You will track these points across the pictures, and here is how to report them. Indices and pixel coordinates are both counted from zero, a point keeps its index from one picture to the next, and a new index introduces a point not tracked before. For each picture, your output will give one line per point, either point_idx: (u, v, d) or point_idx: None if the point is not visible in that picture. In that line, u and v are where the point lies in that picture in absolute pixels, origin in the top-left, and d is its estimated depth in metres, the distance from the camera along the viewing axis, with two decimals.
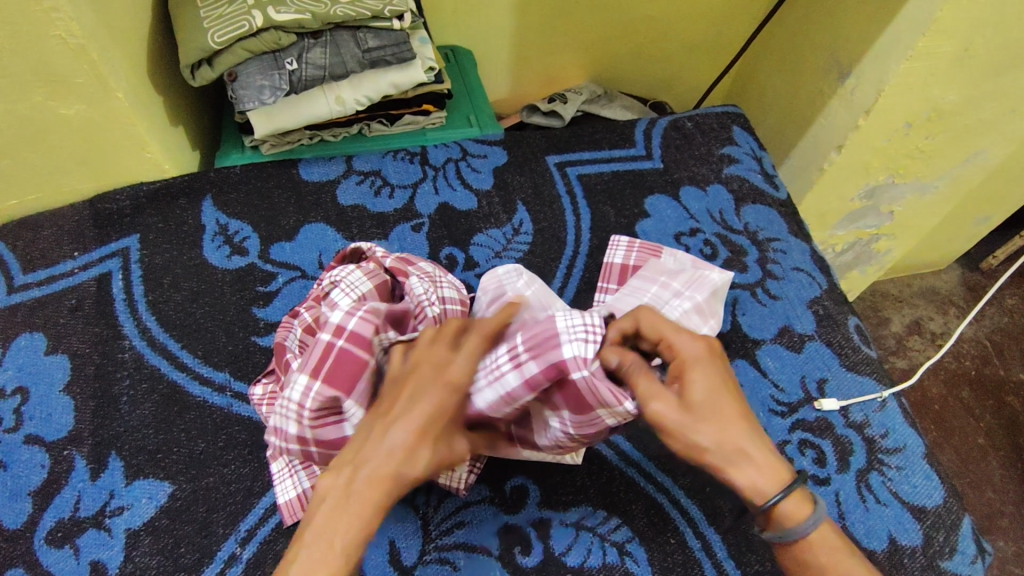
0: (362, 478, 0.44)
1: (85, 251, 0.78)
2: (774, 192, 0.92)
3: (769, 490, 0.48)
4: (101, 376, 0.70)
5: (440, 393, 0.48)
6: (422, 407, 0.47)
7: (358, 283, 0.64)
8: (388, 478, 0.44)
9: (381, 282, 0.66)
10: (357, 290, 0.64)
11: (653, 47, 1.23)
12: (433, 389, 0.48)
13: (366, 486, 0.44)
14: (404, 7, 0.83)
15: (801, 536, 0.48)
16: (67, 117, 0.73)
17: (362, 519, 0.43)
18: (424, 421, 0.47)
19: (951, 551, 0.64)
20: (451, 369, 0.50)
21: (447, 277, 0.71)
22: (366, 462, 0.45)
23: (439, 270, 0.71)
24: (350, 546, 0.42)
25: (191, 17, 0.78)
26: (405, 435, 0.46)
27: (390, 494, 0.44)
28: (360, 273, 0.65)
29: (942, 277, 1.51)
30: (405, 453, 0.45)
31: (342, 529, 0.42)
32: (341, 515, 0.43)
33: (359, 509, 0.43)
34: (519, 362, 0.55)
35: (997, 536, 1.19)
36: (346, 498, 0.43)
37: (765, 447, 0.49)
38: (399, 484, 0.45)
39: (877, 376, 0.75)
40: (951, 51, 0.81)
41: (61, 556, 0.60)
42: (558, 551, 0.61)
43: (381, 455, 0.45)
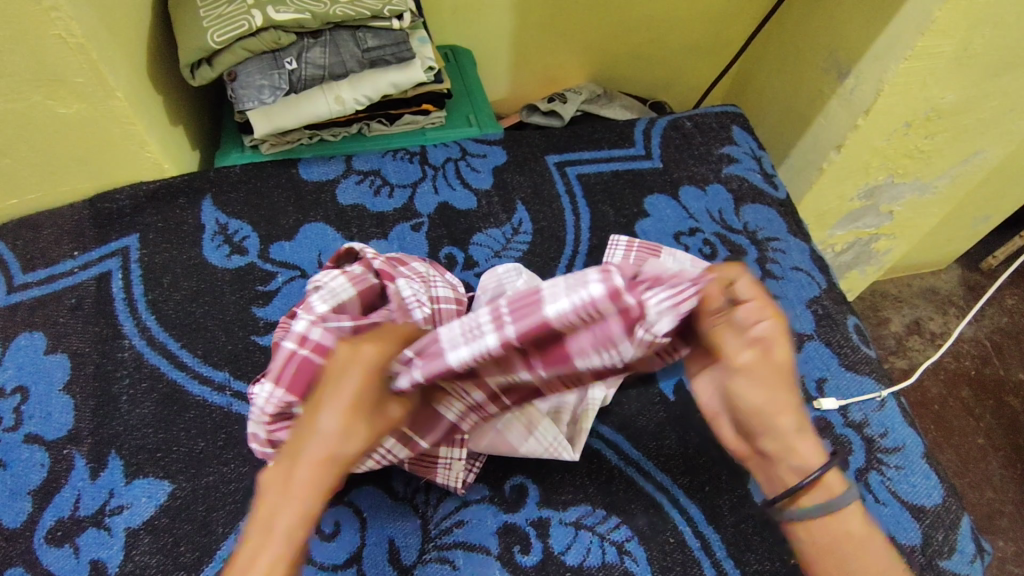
0: (299, 468, 0.42)
1: (85, 250, 0.78)
2: (773, 192, 0.92)
3: (816, 463, 0.52)
4: (101, 375, 0.70)
5: (364, 369, 0.45)
6: (347, 387, 0.44)
7: (341, 288, 0.61)
8: (323, 463, 0.42)
9: (365, 287, 0.63)
10: (336, 296, 0.60)
11: (653, 46, 1.23)
12: (358, 365, 0.45)
13: (304, 475, 0.42)
14: (404, 7, 0.83)
15: (843, 506, 0.50)
16: (67, 117, 0.73)
17: (302, 505, 0.41)
18: (350, 401, 0.44)
19: (950, 550, 0.65)
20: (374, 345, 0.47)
21: (440, 277, 0.71)
22: (301, 451, 0.43)
23: (429, 271, 0.70)
24: (292, 535, 0.40)
25: (191, 17, 0.78)
26: (335, 418, 0.43)
27: (328, 477, 0.43)
28: (343, 278, 0.62)
29: (942, 277, 1.51)
30: (339, 435, 0.43)
31: (279, 517, 0.40)
32: (281, 508, 0.41)
33: (299, 495, 0.41)
34: (499, 322, 0.46)
35: (997, 536, 1.19)
36: (285, 489, 0.41)
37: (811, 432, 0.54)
38: (337, 466, 0.43)
39: (876, 375, 0.76)
40: (950, 50, 0.81)
41: (61, 554, 0.60)
42: (558, 550, 0.61)
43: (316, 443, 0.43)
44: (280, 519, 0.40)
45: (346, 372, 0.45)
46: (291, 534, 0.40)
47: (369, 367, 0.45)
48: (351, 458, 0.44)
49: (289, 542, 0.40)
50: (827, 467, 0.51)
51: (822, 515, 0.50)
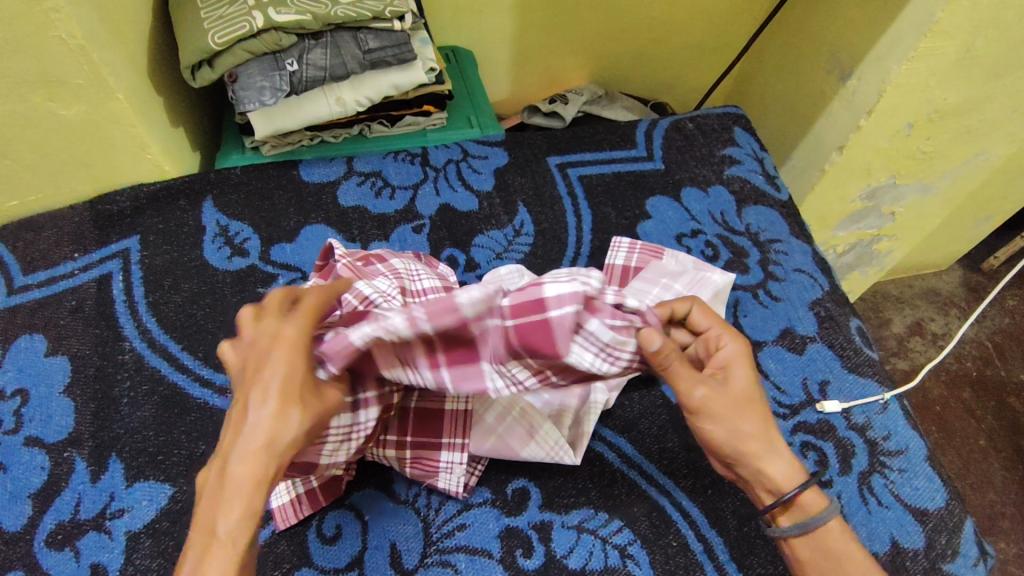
0: (233, 465, 0.40)
1: (85, 251, 0.78)
2: (775, 193, 0.92)
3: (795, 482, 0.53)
4: (101, 377, 0.69)
5: (287, 354, 0.44)
6: (276, 370, 0.43)
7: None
8: (255, 458, 0.40)
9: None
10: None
11: (654, 47, 1.23)
12: (283, 350, 0.44)
13: (238, 474, 0.40)
14: (405, 7, 0.83)
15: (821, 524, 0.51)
16: (68, 118, 0.73)
17: (249, 494, 0.40)
18: (276, 385, 0.43)
19: (953, 553, 0.64)
20: (287, 331, 0.45)
21: (422, 270, 0.72)
22: (233, 448, 0.41)
23: (409, 266, 0.71)
24: (237, 536, 0.38)
25: (192, 18, 0.78)
26: (263, 411, 0.42)
27: (268, 466, 0.41)
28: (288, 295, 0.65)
29: (944, 278, 1.51)
30: (272, 420, 0.42)
31: (231, 510, 0.39)
32: (221, 511, 0.39)
33: (237, 492, 0.39)
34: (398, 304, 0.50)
35: (998, 537, 1.19)
36: (219, 489, 0.40)
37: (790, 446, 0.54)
38: (275, 456, 0.41)
39: (878, 378, 0.75)
40: (953, 51, 0.81)
41: (61, 558, 0.59)
42: (560, 553, 0.61)
43: (245, 437, 0.41)
44: (223, 523, 0.38)
45: (272, 355, 0.44)
46: (235, 536, 0.38)
47: (292, 344, 0.45)
48: (292, 442, 0.42)
49: (239, 540, 0.39)
50: (802, 487, 0.52)
51: (800, 533, 0.52)
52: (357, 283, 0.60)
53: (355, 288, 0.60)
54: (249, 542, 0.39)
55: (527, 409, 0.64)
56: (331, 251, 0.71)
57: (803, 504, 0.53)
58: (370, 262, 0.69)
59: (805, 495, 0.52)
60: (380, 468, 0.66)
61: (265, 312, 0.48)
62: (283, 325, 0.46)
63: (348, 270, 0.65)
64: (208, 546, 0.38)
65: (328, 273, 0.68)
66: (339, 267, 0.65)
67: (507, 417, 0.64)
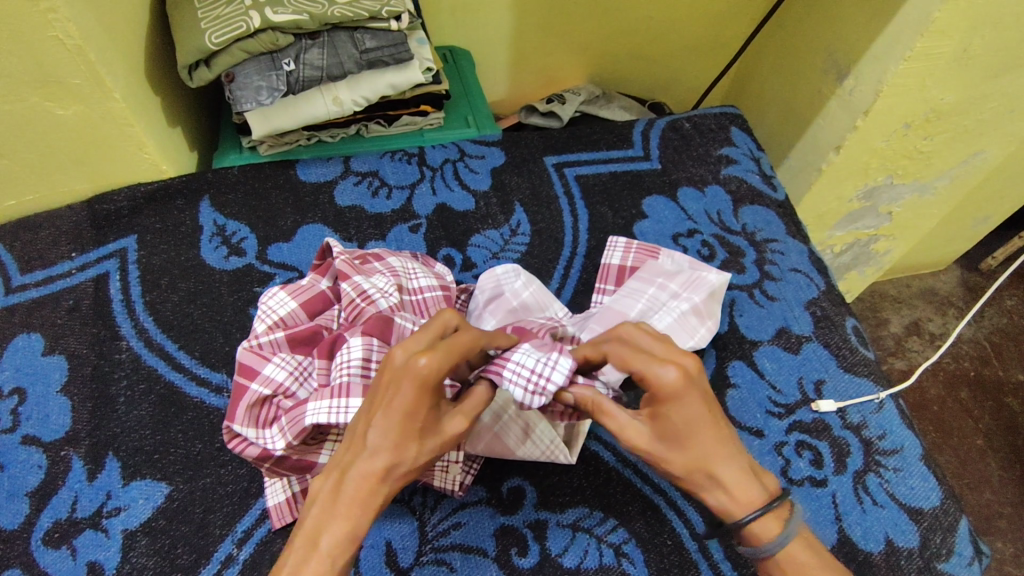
0: (345, 485, 0.45)
1: (83, 251, 0.78)
2: (772, 193, 0.92)
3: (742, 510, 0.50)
4: (99, 376, 0.70)
5: (417, 388, 0.45)
6: (409, 406, 0.45)
7: (281, 304, 0.66)
8: (371, 486, 0.45)
9: (313, 295, 0.67)
10: (279, 312, 0.66)
11: (652, 47, 1.23)
12: (412, 383, 0.45)
13: (351, 496, 0.44)
14: (402, 7, 0.83)
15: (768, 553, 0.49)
16: (65, 118, 0.73)
17: (351, 518, 0.44)
18: (401, 416, 0.45)
19: (948, 552, 0.64)
20: (427, 361, 0.46)
21: (418, 266, 0.72)
22: (351, 467, 0.45)
23: (406, 264, 0.72)
24: (338, 556, 0.43)
25: (190, 18, 0.78)
26: (383, 438, 0.45)
27: (377, 491, 0.45)
28: (283, 294, 0.66)
29: (942, 277, 1.51)
30: (388, 450, 0.45)
31: (330, 530, 0.44)
32: (330, 526, 0.44)
33: (347, 511, 0.44)
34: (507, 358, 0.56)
35: (995, 537, 1.19)
36: (333, 505, 0.45)
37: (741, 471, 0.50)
38: (388, 482, 0.46)
39: (874, 377, 0.75)
40: (950, 51, 0.81)
41: (58, 557, 0.60)
42: (555, 552, 0.61)
43: (363, 462, 0.45)
44: (330, 537, 0.44)
45: (407, 387, 0.45)
46: (340, 552, 0.44)
47: (430, 382, 0.46)
48: (406, 471, 0.46)
49: (340, 558, 0.44)
50: (754, 514, 0.49)
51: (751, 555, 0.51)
52: (356, 279, 0.66)
53: (354, 284, 0.65)
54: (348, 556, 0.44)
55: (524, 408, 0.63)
56: (327, 250, 0.71)
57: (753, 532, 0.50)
58: (368, 261, 0.71)
59: (760, 520, 0.49)
60: None
61: (417, 337, 0.49)
62: (422, 357, 0.45)
63: (346, 266, 0.67)
64: (311, 555, 0.43)
65: (326, 271, 0.70)
66: (337, 262, 0.67)
67: (504, 416, 0.63)
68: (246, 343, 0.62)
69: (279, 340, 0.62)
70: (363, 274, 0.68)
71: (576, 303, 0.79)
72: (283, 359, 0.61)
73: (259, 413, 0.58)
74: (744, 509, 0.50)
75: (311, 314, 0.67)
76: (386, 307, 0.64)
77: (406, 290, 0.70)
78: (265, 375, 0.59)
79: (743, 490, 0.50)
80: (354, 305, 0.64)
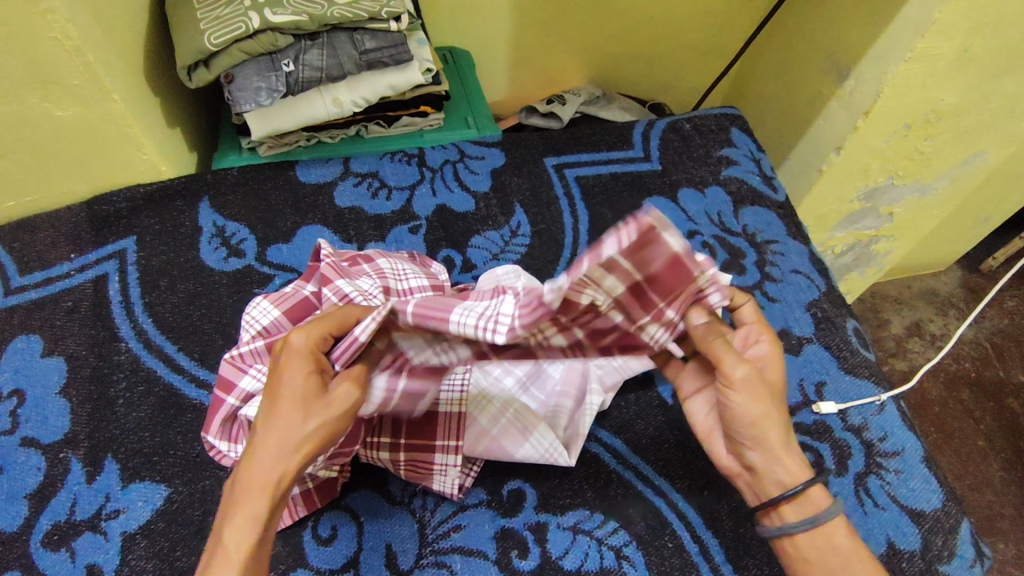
0: (238, 471, 0.46)
1: (82, 253, 0.78)
2: (772, 194, 0.92)
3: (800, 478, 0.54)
4: (97, 378, 0.69)
5: (295, 366, 0.49)
6: (287, 379, 0.48)
7: (264, 313, 0.65)
8: (265, 467, 0.46)
9: (296, 302, 0.66)
10: (262, 321, 0.64)
11: (653, 48, 1.23)
12: (288, 360, 0.49)
13: (244, 481, 0.46)
14: (401, 8, 0.83)
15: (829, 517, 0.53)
16: (64, 119, 0.73)
17: (251, 501, 0.45)
18: (281, 394, 0.48)
19: (950, 555, 0.64)
20: (295, 340, 0.50)
21: (409, 268, 0.72)
22: (244, 454, 0.47)
23: (396, 266, 0.71)
24: (241, 540, 0.45)
25: (189, 18, 0.78)
26: (266, 419, 0.47)
27: (269, 472, 0.46)
28: (267, 302, 0.65)
29: (943, 279, 1.51)
30: (272, 430, 0.47)
31: (231, 516, 0.45)
32: (233, 519, 0.45)
33: (244, 496, 0.45)
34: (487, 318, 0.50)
35: (997, 539, 1.19)
36: (232, 496, 0.46)
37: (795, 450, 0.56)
38: (280, 460, 0.47)
39: (875, 379, 0.75)
40: (950, 52, 0.81)
41: (58, 559, 0.59)
42: (556, 555, 0.61)
43: (253, 444, 0.47)
44: (235, 530, 0.45)
45: (282, 364, 0.49)
46: (245, 540, 0.45)
47: (299, 353, 0.49)
48: (297, 447, 0.47)
49: (242, 542, 0.44)
50: (810, 483, 0.53)
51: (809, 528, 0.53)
52: (339, 283, 0.64)
53: (336, 288, 0.64)
54: (259, 542, 0.45)
55: (521, 411, 0.65)
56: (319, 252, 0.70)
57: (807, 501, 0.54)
58: (357, 263, 0.70)
59: (812, 492, 0.54)
60: (377, 469, 0.66)
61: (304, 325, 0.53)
62: (291, 334, 0.50)
63: (331, 270, 0.66)
64: (218, 542, 0.45)
65: (313, 275, 0.69)
66: (322, 266, 0.66)
67: (502, 419, 0.64)
68: (227, 354, 0.60)
69: (260, 348, 0.61)
70: (349, 276, 0.67)
71: None
72: (258, 371, 0.59)
73: (232, 427, 0.59)
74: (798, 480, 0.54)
75: (295, 320, 0.65)
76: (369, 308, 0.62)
77: (395, 291, 0.68)
78: (241, 389, 0.58)
79: (799, 465, 0.55)
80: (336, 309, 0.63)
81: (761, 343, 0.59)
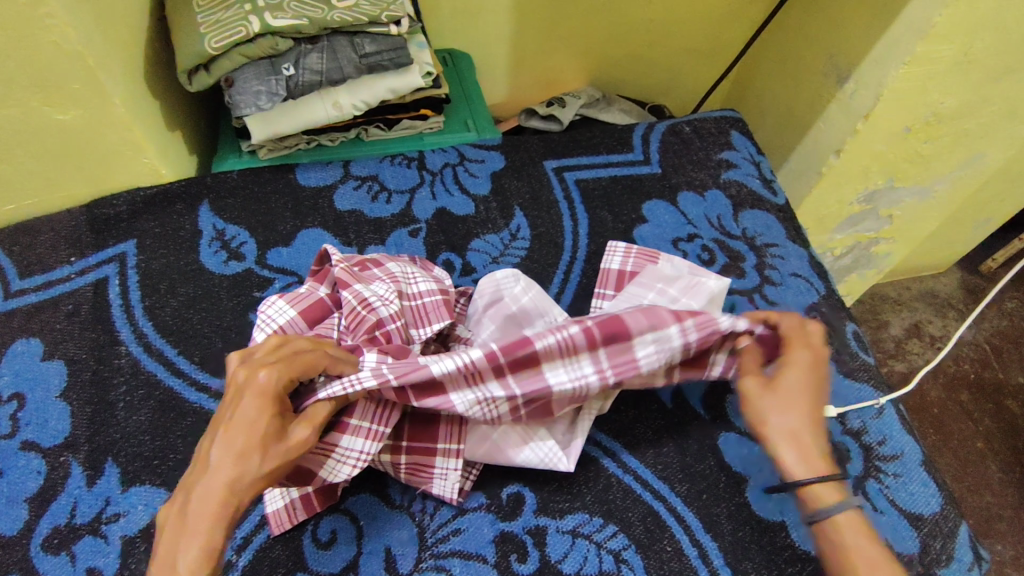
0: (188, 503, 0.45)
1: (82, 256, 0.78)
2: (772, 197, 0.92)
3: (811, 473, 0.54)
4: (97, 381, 0.70)
5: (259, 402, 0.49)
6: (245, 415, 0.49)
7: (280, 312, 0.64)
8: (215, 496, 0.45)
9: (312, 303, 0.66)
10: (278, 321, 0.64)
11: (653, 51, 1.23)
12: (255, 396, 0.50)
13: (197, 513, 0.45)
14: (402, 13, 0.84)
15: (832, 514, 0.52)
16: (65, 123, 0.73)
17: (203, 531, 0.44)
18: (244, 429, 0.48)
19: (948, 559, 0.65)
20: (261, 379, 0.51)
21: (420, 272, 0.72)
22: (196, 487, 0.46)
23: (406, 270, 0.71)
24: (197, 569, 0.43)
25: (188, 22, 0.78)
26: (225, 451, 0.47)
27: (225, 504, 0.45)
28: (281, 302, 0.65)
29: (942, 280, 1.51)
30: (227, 465, 0.46)
31: (182, 549, 0.43)
32: (180, 549, 0.43)
33: (196, 528, 0.44)
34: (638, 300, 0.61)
35: (995, 540, 1.19)
36: (180, 526, 0.44)
37: (820, 445, 0.55)
38: (233, 492, 0.46)
39: (873, 383, 0.75)
40: (950, 55, 0.81)
41: (58, 563, 0.60)
42: (555, 558, 0.61)
43: (204, 476, 0.46)
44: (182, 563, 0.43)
45: (245, 400, 0.49)
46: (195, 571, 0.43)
47: (264, 391, 0.50)
48: (254, 481, 0.47)
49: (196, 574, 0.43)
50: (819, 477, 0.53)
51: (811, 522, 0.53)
52: (357, 287, 0.66)
53: (354, 292, 0.65)
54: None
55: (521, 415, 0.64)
56: (326, 257, 0.70)
57: (816, 495, 0.53)
58: (367, 268, 0.70)
59: (820, 486, 0.53)
60: (376, 474, 0.66)
61: (258, 354, 0.53)
62: (260, 372, 0.51)
63: (346, 275, 0.67)
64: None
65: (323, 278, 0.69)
66: (336, 271, 0.67)
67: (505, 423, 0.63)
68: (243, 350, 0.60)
69: None
70: (363, 282, 0.68)
71: (577, 308, 0.78)
72: None
73: None
74: (806, 474, 0.54)
75: (312, 321, 0.65)
76: (386, 314, 0.64)
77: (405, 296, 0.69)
78: None
79: (820, 460, 0.54)
80: (354, 313, 0.64)
81: (797, 352, 0.59)
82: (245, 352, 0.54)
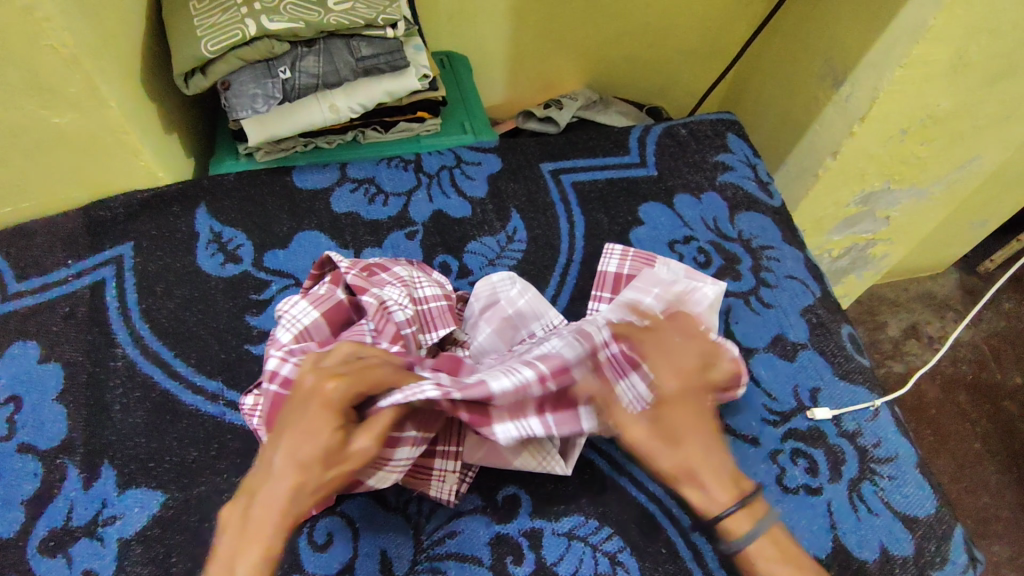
0: (252, 509, 0.49)
1: (79, 259, 0.78)
2: (768, 200, 0.92)
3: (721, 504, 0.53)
4: (93, 384, 0.70)
5: (323, 415, 0.52)
6: (312, 428, 0.51)
7: (305, 313, 0.64)
8: (275, 505, 0.49)
9: (331, 305, 0.65)
10: (302, 321, 0.63)
11: (650, 52, 1.23)
12: (322, 409, 0.52)
13: (260, 518, 0.49)
14: (398, 15, 0.83)
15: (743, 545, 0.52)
16: (62, 126, 0.73)
17: (262, 539, 0.48)
18: (308, 442, 0.51)
19: (942, 561, 0.65)
20: (327, 390, 0.53)
21: (426, 277, 0.72)
22: (260, 492, 0.50)
23: (412, 273, 0.71)
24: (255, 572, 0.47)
25: (184, 25, 0.78)
26: (289, 461, 0.50)
27: (283, 512, 0.49)
28: (304, 302, 0.64)
29: (940, 281, 1.51)
30: (292, 475, 0.50)
31: (243, 553, 0.48)
32: (242, 551, 0.48)
33: (256, 535, 0.48)
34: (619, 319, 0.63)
35: (991, 541, 1.19)
36: (242, 531, 0.49)
37: (716, 470, 0.55)
38: (296, 500, 0.50)
39: (869, 385, 0.76)
40: (945, 59, 0.81)
41: (55, 565, 0.60)
42: (550, 561, 0.61)
43: (270, 482, 0.50)
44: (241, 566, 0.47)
45: (310, 412, 0.52)
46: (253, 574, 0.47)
47: (329, 404, 0.52)
48: (314, 491, 0.51)
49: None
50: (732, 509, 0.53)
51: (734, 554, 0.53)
52: (374, 291, 0.66)
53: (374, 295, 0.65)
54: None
55: None
56: (327, 262, 0.70)
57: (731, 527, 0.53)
58: (373, 273, 0.70)
59: (728, 519, 0.53)
60: None
61: (326, 363, 0.55)
62: (329, 384, 0.53)
63: (360, 280, 0.67)
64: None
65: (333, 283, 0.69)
66: (351, 275, 0.67)
67: None
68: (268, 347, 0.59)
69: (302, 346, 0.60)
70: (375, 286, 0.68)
71: (573, 311, 0.78)
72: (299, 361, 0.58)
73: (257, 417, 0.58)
74: (720, 506, 0.53)
75: (331, 323, 0.65)
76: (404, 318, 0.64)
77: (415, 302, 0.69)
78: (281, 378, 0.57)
79: (724, 488, 0.54)
80: (378, 315, 0.64)
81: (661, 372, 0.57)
82: (315, 358, 0.56)
